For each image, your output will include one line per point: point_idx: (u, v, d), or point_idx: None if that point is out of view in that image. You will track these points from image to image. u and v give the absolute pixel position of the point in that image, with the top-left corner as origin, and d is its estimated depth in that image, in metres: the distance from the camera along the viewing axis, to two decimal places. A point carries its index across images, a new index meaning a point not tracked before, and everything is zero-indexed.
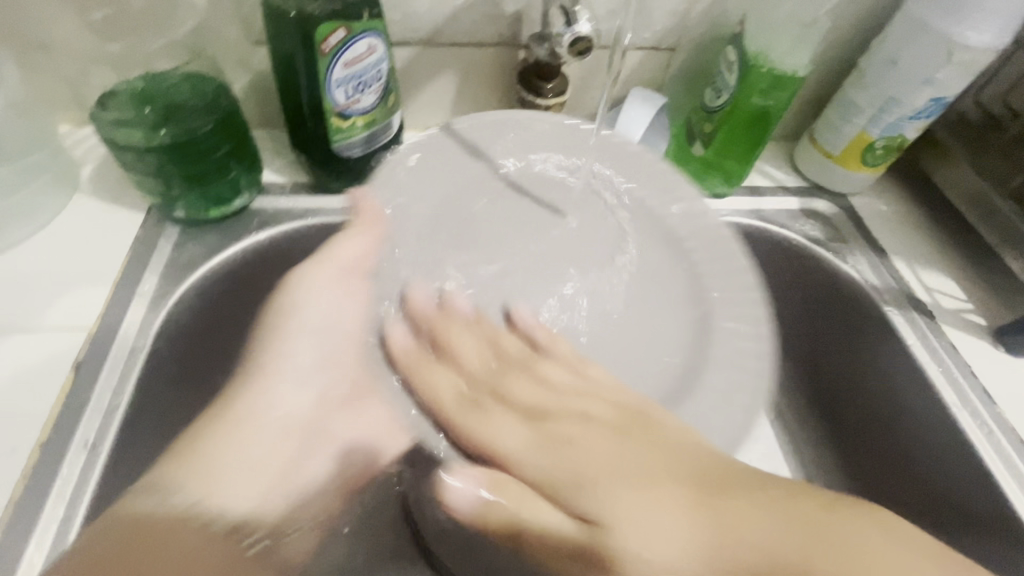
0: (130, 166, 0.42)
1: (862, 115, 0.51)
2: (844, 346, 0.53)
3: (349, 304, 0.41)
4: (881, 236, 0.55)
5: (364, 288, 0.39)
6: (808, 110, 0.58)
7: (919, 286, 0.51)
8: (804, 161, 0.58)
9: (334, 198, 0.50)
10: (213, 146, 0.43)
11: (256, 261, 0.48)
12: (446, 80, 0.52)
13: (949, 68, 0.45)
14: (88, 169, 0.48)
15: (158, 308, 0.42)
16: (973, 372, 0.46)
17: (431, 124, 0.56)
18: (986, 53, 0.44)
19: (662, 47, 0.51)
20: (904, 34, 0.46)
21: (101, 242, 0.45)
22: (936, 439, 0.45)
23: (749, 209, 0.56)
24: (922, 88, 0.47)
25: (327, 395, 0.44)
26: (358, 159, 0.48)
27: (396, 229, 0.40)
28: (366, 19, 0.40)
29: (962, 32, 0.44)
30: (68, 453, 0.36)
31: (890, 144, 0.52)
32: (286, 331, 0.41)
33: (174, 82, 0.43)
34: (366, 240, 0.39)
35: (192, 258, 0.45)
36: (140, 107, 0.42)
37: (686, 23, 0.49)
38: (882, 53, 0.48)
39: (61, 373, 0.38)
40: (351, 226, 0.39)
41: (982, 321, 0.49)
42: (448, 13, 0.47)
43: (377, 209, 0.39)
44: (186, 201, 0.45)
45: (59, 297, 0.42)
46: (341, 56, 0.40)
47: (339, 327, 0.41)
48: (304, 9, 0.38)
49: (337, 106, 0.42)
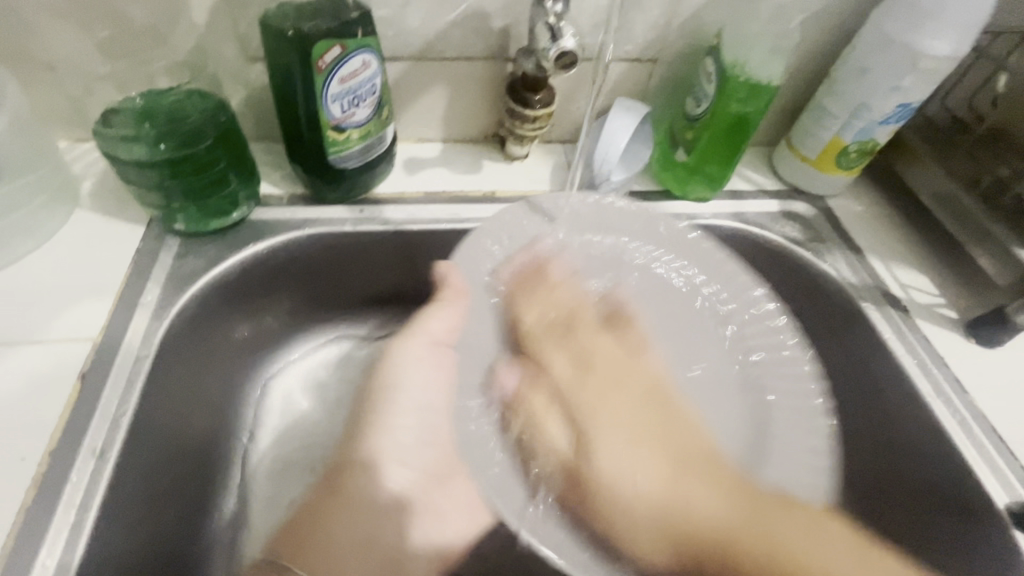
0: (132, 181, 0.44)
1: (835, 120, 0.54)
2: (822, 340, 0.55)
3: (440, 375, 0.47)
4: (857, 236, 0.58)
5: (450, 359, 0.45)
6: (785, 116, 0.61)
7: (894, 283, 0.54)
8: (783, 166, 0.61)
9: (330, 208, 0.52)
10: (213, 160, 0.45)
11: (254, 270, 0.49)
12: (438, 93, 0.54)
13: (914, 76, 0.48)
14: (88, 185, 0.49)
15: (162, 317, 0.43)
16: (946, 362, 0.48)
17: (422, 135, 0.58)
18: (948, 61, 0.47)
19: (644, 59, 0.53)
20: (872, 45, 0.49)
21: (103, 255, 0.46)
22: (911, 425, 0.47)
23: (731, 212, 0.58)
24: (890, 95, 0.50)
25: (428, 468, 0.52)
26: (353, 170, 0.50)
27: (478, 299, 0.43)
28: (360, 37, 0.42)
29: (924, 41, 0.46)
30: (77, 459, 0.37)
31: (863, 148, 0.55)
32: (393, 410, 0.49)
33: (176, 98, 0.44)
34: (454, 309, 0.43)
35: (194, 268, 0.46)
36: (140, 123, 0.43)
37: (666, 36, 0.52)
38: (852, 62, 0.51)
39: (67, 382, 0.39)
40: (440, 297, 0.43)
41: (953, 314, 0.52)
42: (439, 29, 0.48)
43: (461, 278, 0.43)
44: (186, 212, 0.46)
45: (62, 308, 0.42)
46: (337, 73, 0.42)
47: (434, 393, 0.48)
48: (301, 27, 0.40)
49: (332, 120, 0.44)
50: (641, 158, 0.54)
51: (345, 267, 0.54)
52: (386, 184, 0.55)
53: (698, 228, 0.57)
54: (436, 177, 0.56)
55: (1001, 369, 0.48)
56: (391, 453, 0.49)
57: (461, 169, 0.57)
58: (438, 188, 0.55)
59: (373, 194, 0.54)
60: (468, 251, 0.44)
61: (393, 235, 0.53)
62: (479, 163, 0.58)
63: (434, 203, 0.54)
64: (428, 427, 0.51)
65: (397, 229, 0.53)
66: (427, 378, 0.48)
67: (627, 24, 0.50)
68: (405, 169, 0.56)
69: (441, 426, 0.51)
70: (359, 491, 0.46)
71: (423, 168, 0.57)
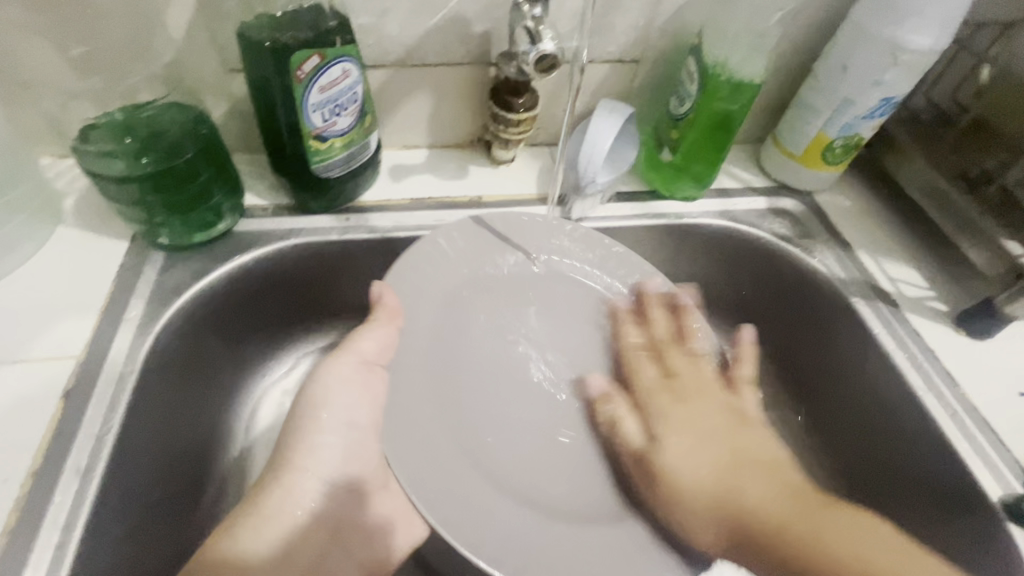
0: (113, 196, 0.43)
1: (820, 116, 0.54)
2: (813, 335, 0.55)
3: (366, 396, 0.41)
4: (846, 230, 0.58)
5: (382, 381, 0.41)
6: (770, 113, 0.61)
7: (883, 276, 0.54)
8: (769, 162, 0.61)
9: (315, 217, 0.52)
10: (195, 172, 0.44)
11: (240, 283, 0.48)
12: (421, 99, 0.54)
13: (896, 70, 0.48)
14: (71, 201, 0.49)
15: (146, 332, 0.43)
16: (936, 354, 0.48)
17: (407, 142, 0.58)
18: (928, 54, 0.47)
19: (626, 60, 0.53)
20: (854, 40, 0.49)
21: (86, 272, 0.45)
22: (903, 418, 0.47)
23: (719, 210, 0.58)
24: (873, 90, 0.50)
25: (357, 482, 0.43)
26: (337, 179, 0.49)
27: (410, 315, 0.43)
28: (339, 45, 0.42)
29: (905, 36, 0.46)
30: (61, 478, 0.36)
31: (848, 143, 0.55)
32: (312, 432, 0.41)
33: (154, 112, 0.44)
34: (388, 330, 0.41)
35: (178, 282, 0.46)
36: (120, 138, 0.43)
37: (647, 37, 0.52)
38: (834, 58, 0.51)
39: (50, 401, 0.39)
40: (372, 317, 0.41)
41: (944, 306, 0.51)
42: (419, 35, 0.48)
43: (395, 299, 0.42)
44: (169, 226, 0.46)
45: (45, 327, 0.42)
46: (316, 81, 0.41)
47: (353, 421, 0.41)
48: (278, 38, 0.40)
49: (314, 129, 0.44)
50: (626, 159, 0.54)
51: (332, 276, 0.53)
52: (371, 192, 0.55)
53: (686, 227, 0.57)
54: (422, 183, 0.56)
55: (993, 360, 0.48)
56: (309, 471, 0.40)
57: (446, 174, 0.57)
58: (424, 194, 0.55)
59: (359, 202, 0.54)
60: (412, 272, 0.45)
61: (380, 242, 0.53)
62: (465, 168, 0.58)
63: (421, 209, 0.54)
64: (351, 450, 0.42)
65: (383, 237, 0.52)
66: (356, 404, 0.41)
67: (608, 25, 0.50)
68: (391, 176, 0.56)
69: (369, 446, 0.42)
70: (274, 504, 0.39)
71: (408, 174, 0.56)
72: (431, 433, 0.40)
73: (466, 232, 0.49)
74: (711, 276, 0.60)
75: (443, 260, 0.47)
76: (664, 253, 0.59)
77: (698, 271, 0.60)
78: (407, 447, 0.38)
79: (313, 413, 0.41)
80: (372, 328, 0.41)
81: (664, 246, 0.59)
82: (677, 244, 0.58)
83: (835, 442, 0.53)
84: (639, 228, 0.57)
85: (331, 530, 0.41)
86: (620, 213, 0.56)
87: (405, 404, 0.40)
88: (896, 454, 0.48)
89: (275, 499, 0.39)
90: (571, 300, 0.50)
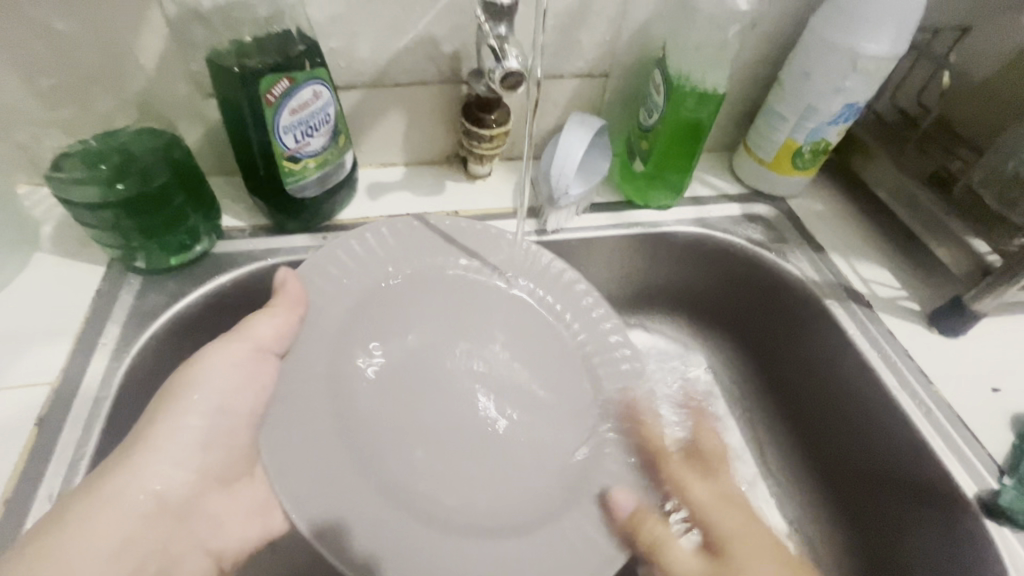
0: (88, 222, 0.44)
1: (787, 123, 0.55)
2: (790, 338, 0.56)
3: (249, 384, 0.41)
4: (818, 234, 0.58)
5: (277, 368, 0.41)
6: (740, 121, 0.62)
7: (855, 278, 0.54)
8: (742, 169, 0.62)
9: (292, 237, 0.52)
10: (169, 196, 0.45)
11: (217, 303, 0.49)
12: (395, 118, 0.55)
13: (856, 76, 0.49)
14: (48, 229, 0.49)
15: (120, 356, 0.43)
16: (909, 352, 0.48)
17: (384, 160, 0.58)
18: (887, 60, 0.48)
19: (595, 74, 0.54)
20: (815, 49, 0.50)
21: (63, 298, 0.46)
22: (877, 417, 0.48)
23: (693, 217, 0.59)
24: (836, 96, 0.51)
25: (207, 471, 0.40)
26: (312, 198, 0.50)
27: (315, 303, 0.43)
28: (309, 69, 0.43)
29: (862, 43, 0.47)
30: (32, 506, 0.36)
31: (816, 148, 0.56)
32: (168, 414, 0.39)
33: (124, 139, 0.45)
34: (289, 316, 0.41)
35: (155, 305, 0.46)
36: (94, 166, 0.43)
37: (614, 51, 0.53)
38: (797, 67, 0.52)
39: (24, 429, 0.39)
40: (272, 304, 0.42)
41: (916, 306, 0.52)
42: (389, 56, 0.49)
43: (298, 285, 0.42)
44: (146, 251, 0.46)
45: (20, 353, 0.42)
46: (287, 104, 0.42)
47: (228, 409, 0.41)
48: (247, 63, 0.41)
49: (287, 151, 0.44)
50: (599, 170, 0.55)
51: None
52: (348, 210, 0.55)
53: (661, 235, 0.58)
54: (399, 200, 0.57)
55: (966, 357, 0.48)
56: (167, 455, 0.38)
57: (423, 191, 0.58)
58: (401, 211, 0.56)
59: (336, 220, 0.54)
60: (320, 276, 0.44)
61: None
62: (441, 184, 0.59)
63: None
64: (217, 434, 0.40)
65: None
66: (235, 387, 0.41)
67: (575, 41, 0.51)
68: (368, 194, 0.57)
69: (237, 432, 0.42)
70: (114, 487, 0.35)
71: (385, 192, 0.57)
72: (321, 431, 0.39)
73: (399, 235, 0.49)
74: (688, 282, 0.62)
75: (355, 262, 0.46)
76: (641, 262, 0.60)
77: (674, 278, 0.62)
78: (290, 454, 0.37)
79: (183, 393, 0.39)
80: (271, 314, 0.41)
81: (640, 254, 0.60)
82: (653, 252, 0.59)
83: (817, 441, 0.54)
84: (615, 238, 0.58)
85: (178, 512, 0.39)
86: (595, 223, 0.57)
87: (300, 414, 0.39)
88: (873, 452, 0.48)
89: (113, 483, 0.35)
90: (487, 302, 0.49)
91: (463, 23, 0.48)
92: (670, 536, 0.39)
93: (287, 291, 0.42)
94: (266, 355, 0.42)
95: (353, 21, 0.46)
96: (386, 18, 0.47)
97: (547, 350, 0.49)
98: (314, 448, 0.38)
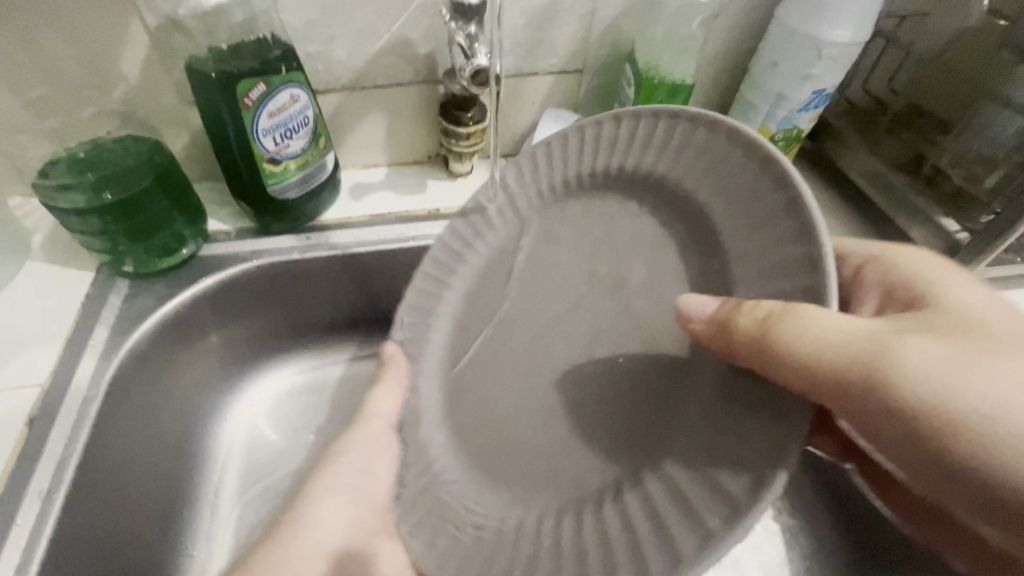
0: (76, 228, 0.45)
1: (759, 112, 0.56)
2: None
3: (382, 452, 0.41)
4: None
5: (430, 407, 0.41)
6: (715, 112, 0.63)
7: None
8: None
9: (276, 239, 0.53)
10: (153, 200, 0.46)
11: (204, 305, 0.50)
12: (375, 120, 0.56)
13: (822, 63, 0.50)
14: (39, 237, 0.50)
15: (110, 357, 0.45)
16: None
17: (367, 162, 0.60)
18: (851, 46, 0.49)
19: (569, 70, 0.56)
20: (781, 38, 0.51)
21: (54, 302, 0.47)
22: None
23: None
24: (804, 83, 0.52)
25: (365, 530, 0.41)
26: (295, 199, 0.51)
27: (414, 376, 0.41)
28: (285, 73, 0.44)
29: (825, 30, 0.49)
30: (24, 501, 0.38)
31: (789, 135, 0.57)
32: (324, 470, 0.43)
33: (110, 145, 0.46)
34: (394, 389, 0.40)
35: (143, 307, 0.48)
36: (80, 173, 0.45)
37: (587, 47, 0.54)
38: (766, 56, 0.53)
39: (16, 429, 0.40)
40: (382, 377, 0.41)
41: None
42: (366, 59, 0.51)
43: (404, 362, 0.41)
44: (133, 255, 0.47)
45: (12, 357, 0.43)
46: (264, 108, 0.44)
47: (370, 471, 0.41)
48: (224, 69, 0.42)
49: (267, 153, 0.46)
50: None
51: (294, 294, 0.55)
52: (332, 211, 0.56)
53: None
54: (382, 200, 0.58)
55: None
56: (314, 528, 0.40)
57: (406, 190, 0.59)
58: (384, 210, 0.57)
59: (319, 221, 0.55)
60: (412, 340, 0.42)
61: (340, 258, 0.55)
62: (424, 183, 0.60)
63: (380, 225, 0.56)
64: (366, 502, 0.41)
65: (344, 253, 0.54)
66: (375, 463, 0.41)
67: (547, 39, 0.53)
68: (351, 195, 0.58)
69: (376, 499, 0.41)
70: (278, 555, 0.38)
71: (368, 193, 0.58)
72: (513, 476, 0.36)
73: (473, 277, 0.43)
74: None
75: (431, 313, 0.43)
76: None
77: None
78: (488, 455, 0.37)
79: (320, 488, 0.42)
80: (383, 386, 0.41)
81: None
82: None
83: None
84: None
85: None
86: None
87: (497, 453, 0.37)
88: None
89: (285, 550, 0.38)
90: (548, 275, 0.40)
91: (436, 24, 0.49)
92: (782, 316, 0.25)
93: (397, 362, 0.41)
94: (392, 430, 0.41)
95: (329, 26, 0.47)
96: (360, 23, 0.48)
97: (633, 347, 0.34)
98: (500, 480, 0.36)
